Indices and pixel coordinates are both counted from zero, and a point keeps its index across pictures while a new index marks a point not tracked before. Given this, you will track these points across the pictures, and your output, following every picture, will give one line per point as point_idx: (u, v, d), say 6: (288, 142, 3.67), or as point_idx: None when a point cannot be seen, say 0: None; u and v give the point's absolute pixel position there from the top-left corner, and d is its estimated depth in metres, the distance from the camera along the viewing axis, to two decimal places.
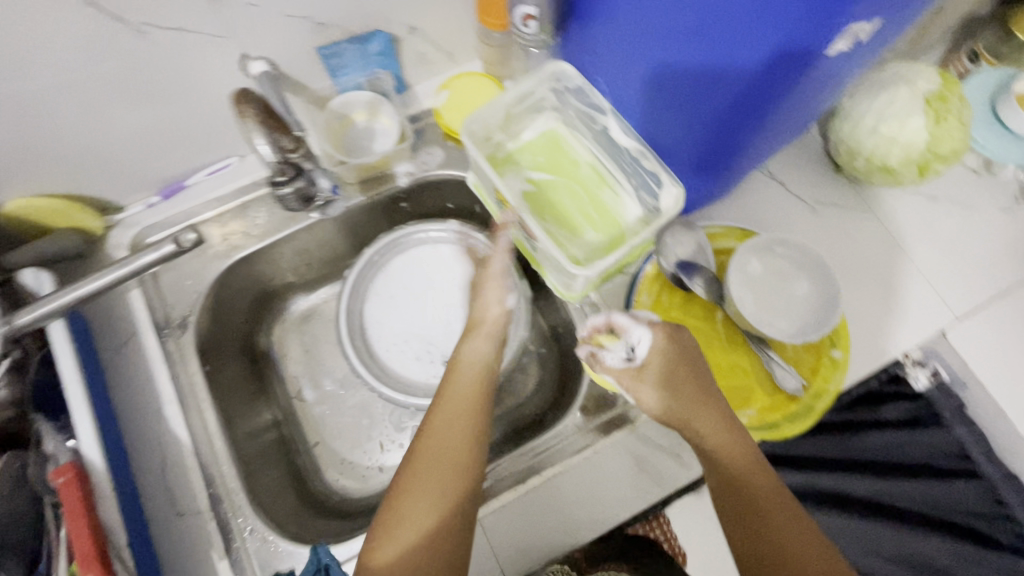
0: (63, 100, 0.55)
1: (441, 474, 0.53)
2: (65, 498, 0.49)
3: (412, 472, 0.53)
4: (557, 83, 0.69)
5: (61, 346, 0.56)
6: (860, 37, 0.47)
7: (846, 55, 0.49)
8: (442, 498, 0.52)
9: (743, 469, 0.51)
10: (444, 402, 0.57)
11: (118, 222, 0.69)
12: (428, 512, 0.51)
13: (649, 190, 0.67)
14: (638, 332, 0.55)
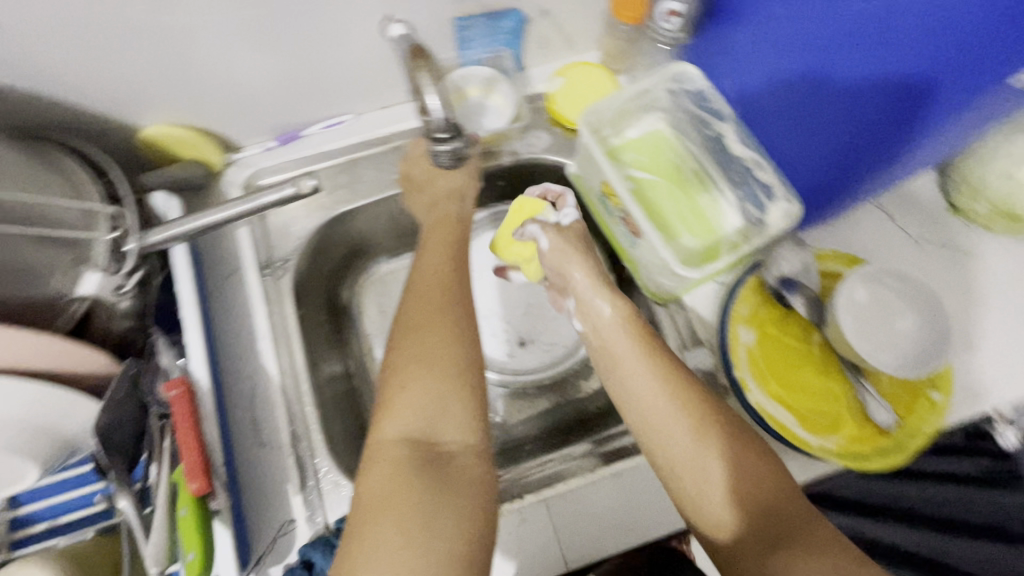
0: (213, 38, 0.57)
1: (439, 342, 0.51)
2: (177, 408, 0.52)
3: (405, 344, 0.52)
4: (676, 83, 0.68)
5: (182, 269, 0.60)
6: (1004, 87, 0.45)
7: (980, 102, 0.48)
8: (449, 358, 0.50)
9: (695, 398, 0.51)
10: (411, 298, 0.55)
11: (235, 162, 0.72)
12: (433, 376, 0.49)
13: (756, 202, 0.63)
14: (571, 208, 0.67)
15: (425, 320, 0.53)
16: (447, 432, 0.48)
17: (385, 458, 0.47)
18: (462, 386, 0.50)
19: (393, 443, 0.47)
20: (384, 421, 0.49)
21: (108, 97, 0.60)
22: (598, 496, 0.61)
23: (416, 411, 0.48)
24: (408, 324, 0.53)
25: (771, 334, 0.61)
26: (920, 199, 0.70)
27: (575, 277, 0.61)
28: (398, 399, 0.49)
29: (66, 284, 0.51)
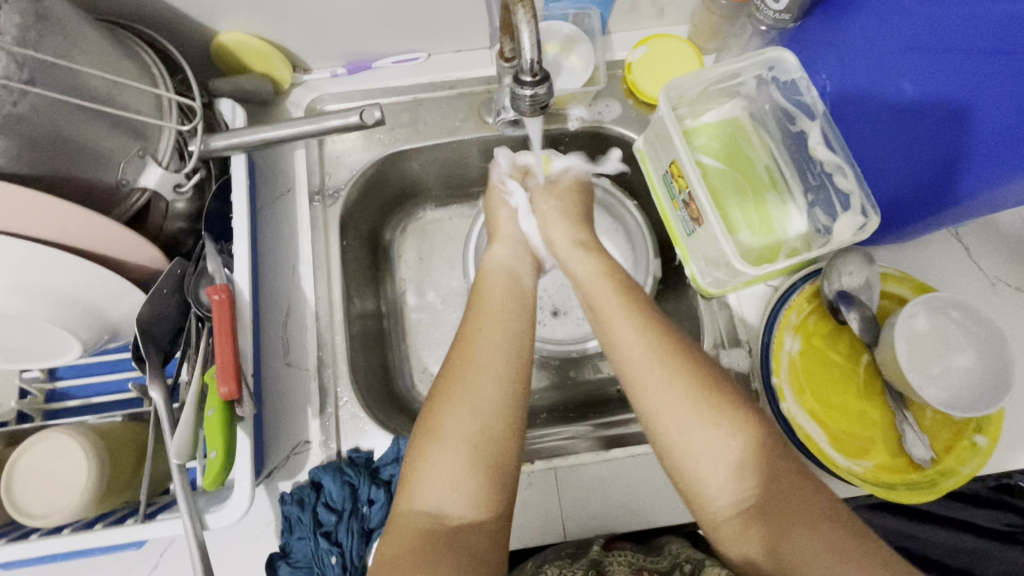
0: None
1: (463, 422, 0.49)
2: (216, 314, 0.53)
3: (436, 408, 0.50)
4: (767, 71, 0.64)
5: (239, 179, 0.60)
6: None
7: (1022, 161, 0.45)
8: (466, 455, 0.48)
9: (706, 389, 0.48)
10: (452, 374, 0.53)
11: (302, 83, 0.72)
12: (446, 465, 0.47)
13: (829, 209, 0.60)
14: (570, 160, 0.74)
15: (461, 387, 0.51)
16: (456, 501, 0.47)
17: (398, 521, 0.47)
18: (485, 464, 0.48)
19: (407, 516, 0.46)
20: (404, 495, 0.48)
21: None
22: (608, 474, 0.60)
23: (431, 482, 0.47)
24: (440, 392, 0.52)
25: (818, 347, 0.59)
26: (1005, 235, 0.65)
27: (558, 235, 0.66)
28: (424, 464, 0.48)
29: (129, 173, 0.51)
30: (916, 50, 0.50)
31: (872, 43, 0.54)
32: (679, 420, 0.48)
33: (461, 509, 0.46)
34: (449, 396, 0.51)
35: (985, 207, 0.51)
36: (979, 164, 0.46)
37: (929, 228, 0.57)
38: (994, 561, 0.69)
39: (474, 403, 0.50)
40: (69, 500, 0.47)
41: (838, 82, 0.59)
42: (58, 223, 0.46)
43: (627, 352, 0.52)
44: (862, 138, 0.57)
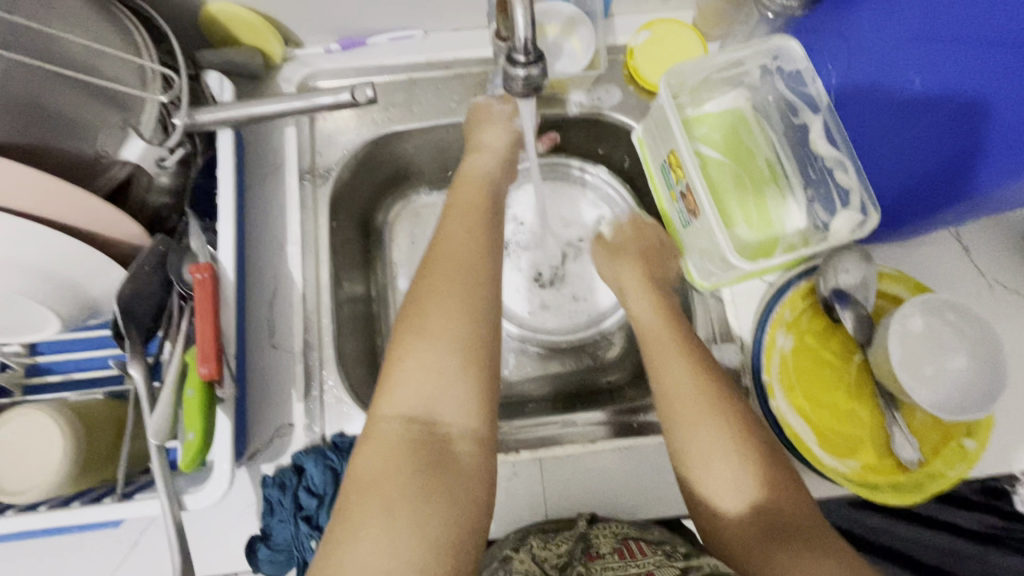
0: None
1: (445, 328, 0.49)
2: (198, 293, 0.51)
3: (418, 309, 0.50)
4: (772, 60, 0.62)
5: (226, 154, 0.58)
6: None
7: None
8: (450, 357, 0.48)
9: (737, 424, 0.51)
10: (432, 272, 0.53)
11: (295, 58, 0.70)
12: (430, 366, 0.47)
13: (828, 205, 0.59)
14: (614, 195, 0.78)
15: (440, 289, 0.51)
16: (440, 410, 0.47)
17: (379, 425, 0.46)
18: (470, 372, 0.48)
19: (390, 421, 0.46)
20: (383, 398, 0.47)
21: None
22: (594, 464, 0.60)
23: (411, 383, 0.47)
24: (421, 291, 0.51)
25: (810, 344, 0.58)
26: (1007, 237, 0.64)
27: (627, 277, 0.65)
28: (405, 364, 0.48)
29: (110, 145, 0.50)
30: (936, 31, 0.47)
31: (886, 31, 0.52)
32: (708, 450, 0.50)
33: (448, 416, 0.46)
34: (428, 302, 0.50)
35: (1005, 200, 0.48)
36: (1000, 154, 0.43)
37: (939, 224, 0.55)
38: (975, 563, 0.69)
39: (449, 312, 0.50)
40: (42, 478, 0.46)
41: (848, 72, 0.57)
42: (33, 195, 0.45)
43: (665, 376, 0.54)
44: (874, 128, 0.55)
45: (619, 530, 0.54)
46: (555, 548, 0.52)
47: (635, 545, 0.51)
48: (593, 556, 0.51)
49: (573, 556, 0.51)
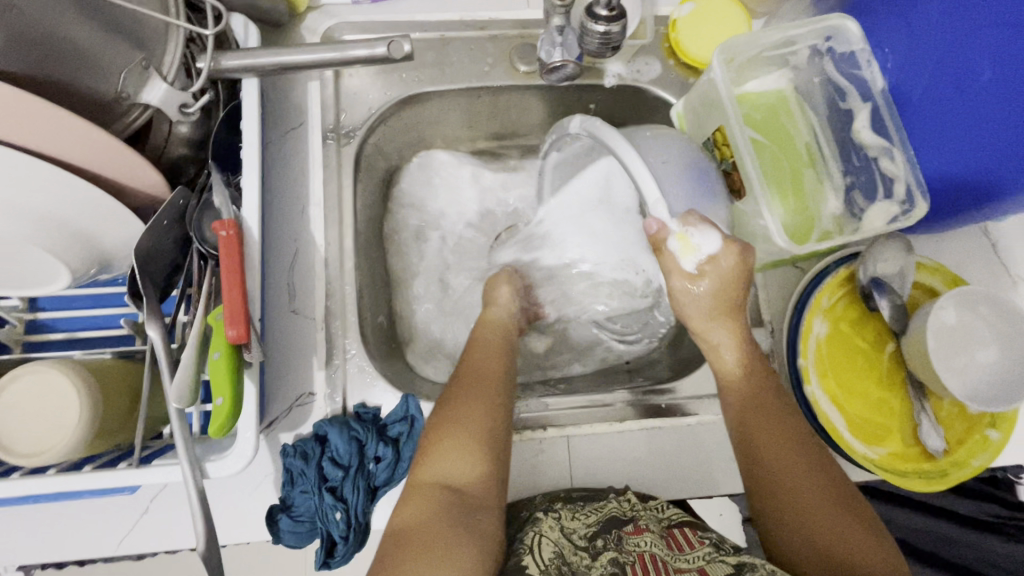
0: None
1: (483, 400, 0.53)
2: (224, 251, 0.48)
3: (460, 378, 0.55)
4: (824, 41, 0.60)
5: (251, 104, 0.54)
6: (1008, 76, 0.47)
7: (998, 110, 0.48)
8: (481, 429, 0.51)
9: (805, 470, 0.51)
10: (476, 346, 0.59)
11: (320, 7, 0.65)
12: (465, 438, 0.50)
13: (869, 192, 0.57)
14: (706, 240, 0.51)
15: (473, 355, 0.58)
16: (468, 472, 0.49)
17: (423, 481, 0.49)
18: (492, 444, 0.51)
19: (428, 484, 0.48)
20: (421, 461, 0.50)
21: None
22: (621, 442, 0.60)
23: (459, 438, 0.50)
24: (466, 360, 0.57)
25: (844, 332, 0.58)
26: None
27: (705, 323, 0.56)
28: (445, 429, 0.51)
29: (131, 86, 0.46)
30: (926, 37, 0.53)
31: (961, 12, 0.49)
32: (784, 497, 0.50)
33: (479, 481, 0.49)
34: (467, 369, 0.56)
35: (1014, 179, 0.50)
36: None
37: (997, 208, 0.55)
38: (968, 549, 0.72)
39: (491, 371, 0.56)
40: (60, 439, 0.43)
41: (900, 60, 0.56)
42: (51, 136, 0.41)
43: (739, 416, 0.54)
44: (954, 114, 0.52)
45: (668, 519, 0.55)
46: (583, 519, 0.53)
47: (683, 535, 0.53)
48: (637, 530, 0.52)
49: (604, 526, 0.53)
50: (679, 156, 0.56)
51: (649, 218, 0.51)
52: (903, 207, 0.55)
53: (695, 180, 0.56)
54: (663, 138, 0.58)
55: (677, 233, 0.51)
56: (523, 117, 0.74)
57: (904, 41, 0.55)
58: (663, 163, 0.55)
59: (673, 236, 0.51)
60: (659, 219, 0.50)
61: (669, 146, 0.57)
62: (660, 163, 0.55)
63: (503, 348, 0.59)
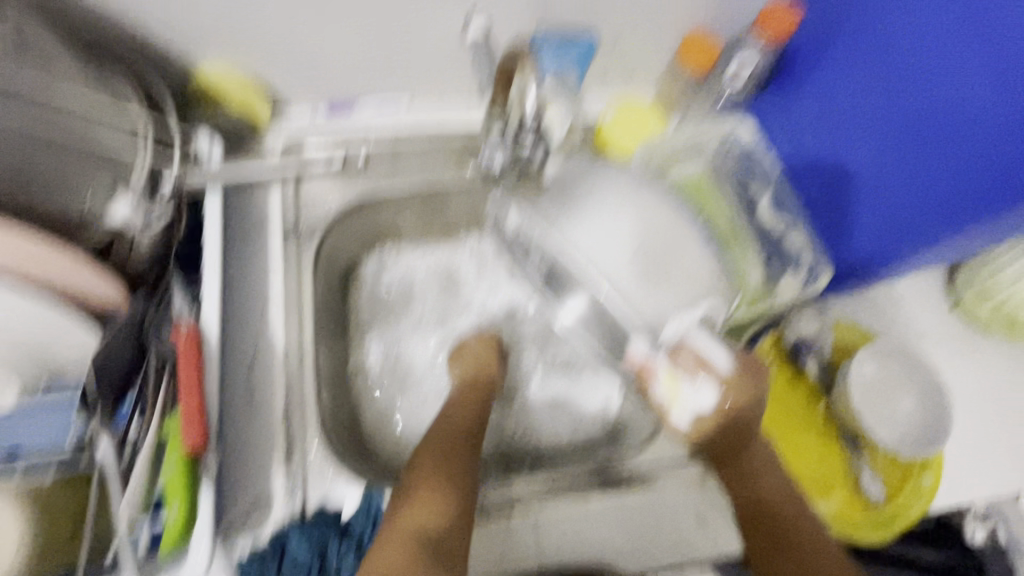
0: None
1: (457, 453, 0.59)
2: (181, 355, 0.51)
3: (433, 434, 0.61)
4: (727, 141, 0.71)
5: (215, 212, 0.58)
6: (901, 153, 0.52)
7: (900, 181, 0.53)
8: (454, 479, 0.56)
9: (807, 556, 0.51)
10: (444, 408, 0.65)
11: (281, 123, 0.72)
12: (440, 486, 0.55)
13: (782, 261, 0.64)
14: (700, 387, 0.52)
15: (443, 415, 0.64)
16: (444, 525, 0.52)
17: (396, 530, 0.52)
18: (462, 497, 0.56)
19: (404, 532, 0.52)
20: (398, 514, 0.53)
21: (174, 25, 0.58)
22: (588, 521, 0.60)
23: (435, 488, 0.55)
24: (438, 420, 0.63)
25: (777, 394, 0.63)
26: (930, 291, 0.72)
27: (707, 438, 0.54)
28: (424, 480, 0.56)
29: (95, 204, 0.49)
30: (826, 124, 0.60)
31: (852, 101, 0.57)
32: None
33: (450, 531, 0.53)
34: (439, 427, 0.62)
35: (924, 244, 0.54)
36: (983, 195, 0.47)
37: (911, 264, 0.60)
38: None
39: (465, 431, 0.62)
40: None
41: (809, 145, 0.63)
42: (16, 260, 0.44)
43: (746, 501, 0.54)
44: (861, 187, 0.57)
45: None
46: None
47: None
48: None
49: None
50: (638, 244, 0.57)
51: (632, 354, 0.55)
52: (809, 276, 0.62)
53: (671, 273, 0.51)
54: None
55: (663, 372, 0.53)
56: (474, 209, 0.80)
57: (809, 129, 0.62)
58: None
59: (660, 377, 0.54)
60: (638, 354, 0.54)
61: (627, 231, 0.58)
62: (621, 255, 0.57)
63: (477, 412, 0.64)
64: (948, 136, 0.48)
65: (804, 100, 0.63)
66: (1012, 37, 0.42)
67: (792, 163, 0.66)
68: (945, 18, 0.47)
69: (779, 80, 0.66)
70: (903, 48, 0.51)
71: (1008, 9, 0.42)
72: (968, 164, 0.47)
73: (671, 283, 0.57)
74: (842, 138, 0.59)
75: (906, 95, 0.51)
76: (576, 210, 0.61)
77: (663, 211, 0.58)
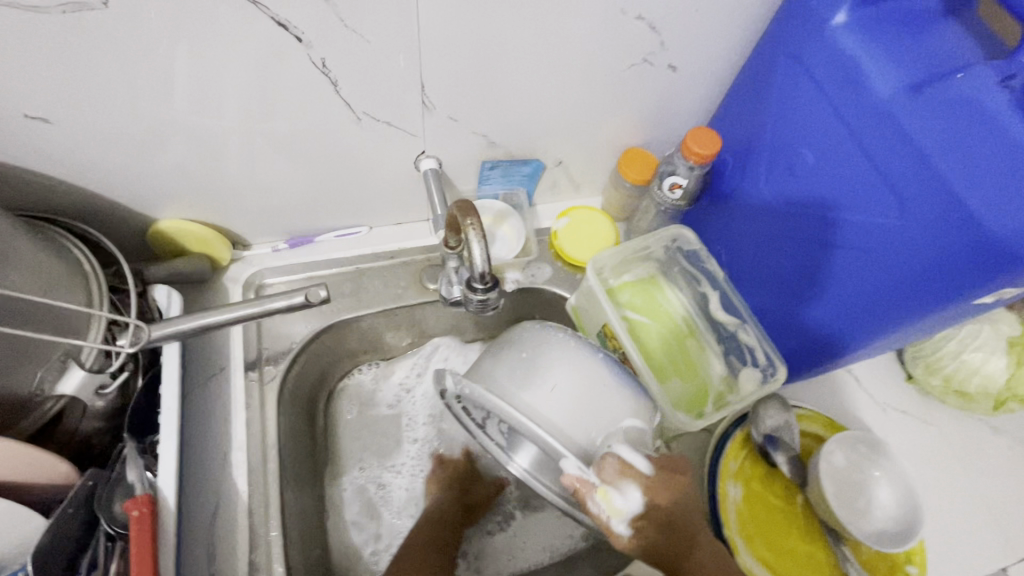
0: (243, 147, 0.60)
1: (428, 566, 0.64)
2: (135, 533, 0.46)
3: (408, 544, 0.67)
4: (673, 242, 0.73)
5: (172, 366, 0.57)
6: (832, 259, 0.56)
7: (835, 284, 0.56)
8: None
9: None
10: (423, 518, 0.70)
11: (242, 258, 0.73)
12: None
13: (741, 356, 0.67)
14: (632, 495, 0.49)
15: (419, 527, 0.69)
16: None
17: None
18: None
19: None
20: None
21: (133, 186, 0.60)
22: None
23: None
24: (415, 532, 0.69)
25: (756, 491, 0.63)
26: (884, 367, 0.75)
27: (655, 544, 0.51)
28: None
29: (47, 382, 0.48)
30: (765, 231, 0.64)
31: (782, 212, 0.61)
32: None
33: None
34: (416, 538, 0.67)
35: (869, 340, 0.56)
36: (889, 304, 0.51)
37: (864, 355, 0.62)
38: None
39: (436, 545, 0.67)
40: None
41: (752, 249, 0.67)
42: None
43: None
44: (802, 289, 0.60)
45: None
46: None
47: None
48: None
49: None
50: (566, 376, 0.54)
51: (565, 473, 0.50)
52: (767, 371, 0.64)
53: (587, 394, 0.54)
54: (540, 351, 0.56)
55: (597, 487, 0.49)
56: (440, 321, 0.81)
57: (751, 234, 0.66)
58: (552, 388, 0.53)
59: (596, 492, 0.49)
60: (571, 473, 0.49)
61: (552, 363, 0.55)
62: (547, 392, 0.53)
63: (448, 525, 0.70)
64: (859, 249, 0.53)
65: (740, 209, 0.67)
66: (905, 174, 0.47)
67: (739, 263, 0.70)
68: (850, 150, 0.52)
69: (717, 189, 0.71)
70: (820, 169, 0.56)
71: (901, 150, 0.47)
72: (876, 276, 0.52)
73: (603, 410, 0.54)
74: (780, 244, 0.62)
75: (823, 208, 0.56)
76: (503, 354, 0.57)
77: (581, 340, 0.58)
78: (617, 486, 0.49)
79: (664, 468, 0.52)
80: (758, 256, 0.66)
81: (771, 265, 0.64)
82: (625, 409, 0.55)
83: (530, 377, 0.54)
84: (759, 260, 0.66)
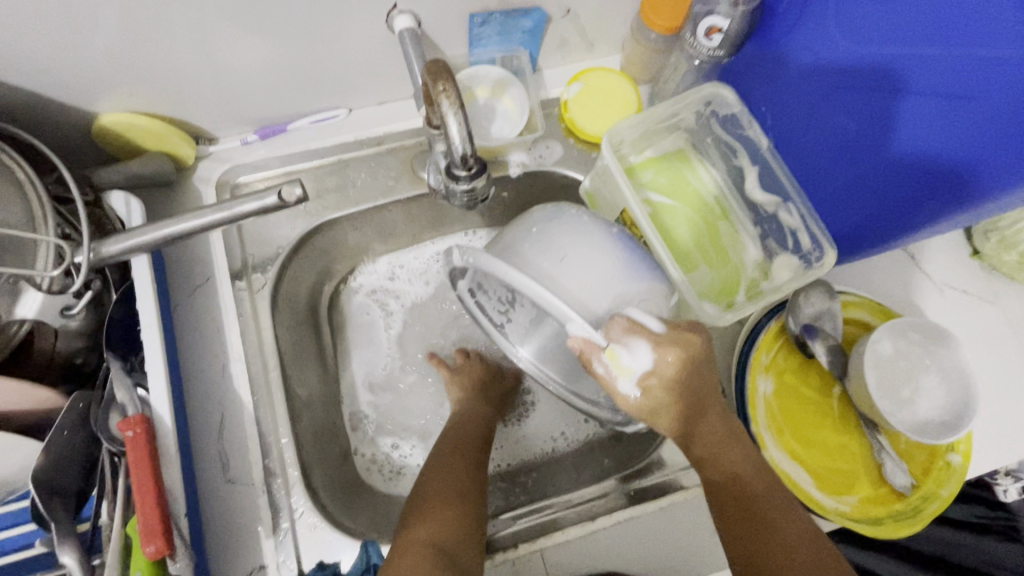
0: (174, 16, 0.49)
1: (464, 462, 0.60)
2: (133, 454, 0.45)
3: (444, 452, 0.61)
4: (706, 106, 0.60)
5: (143, 282, 0.51)
6: (923, 106, 0.45)
7: (918, 139, 0.45)
8: (458, 484, 0.56)
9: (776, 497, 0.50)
10: (453, 424, 0.66)
11: (209, 155, 0.64)
12: (446, 495, 0.55)
13: (782, 238, 0.58)
14: (641, 352, 0.45)
15: (448, 434, 0.64)
16: (447, 529, 0.51)
17: (414, 543, 0.50)
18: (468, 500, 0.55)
19: (420, 545, 0.50)
20: (421, 525, 0.52)
21: (56, 75, 0.51)
22: (599, 545, 0.57)
23: (450, 498, 0.55)
24: (444, 444, 0.63)
25: (790, 384, 0.59)
26: (945, 241, 0.66)
27: (665, 406, 0.47)
28: (439, 496, 0.55)
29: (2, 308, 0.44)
30: (825, 81, 0.52)
31: (858, 51, 0.49)
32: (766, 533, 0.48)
33: (454, 532, 0.51)
34: (449, 445, 0.62)
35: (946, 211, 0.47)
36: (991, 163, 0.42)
37: (920, 237, 0.53)
38: (969, 551, 0.78)
39: (466, 442, 0.63)
40: None
41: (805, 105, 0.55)
42: None
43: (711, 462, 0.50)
44: (870, 149, 0.49)
45: None
46: None
47: None
48: None
49: None
50: (577, 246, 0.51)
51: (571, 336, 0.46)
52: (812, 255, 0.55)
53: (603, 266, 0.50)
54: (553, 226, 0.52)
55: (604, 347, 0.45)
56: (440, 215, 0.73)
57: (807, 88, 0.54)
58: (562, 259, 0.50)
59: (603, 353, 0.45)
60: (578, 336, 0.44)
61: (562, 235, 0.51)
62: (557, 262, 0.50)
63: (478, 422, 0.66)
64: (964, 89, 0.42)
65: (798, 55, 0.55)
66: None
67: (784, 127, 0.58)
68: None
69: (765, 37, 0.58)
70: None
71: None
72: (983, 122, 0.42)
73: (616, 281, 0.50)
74: (847, 94, 0.51)
75: (916, 41, 0.44)
76: (513, 232, 0.54)
77: (595, 217, 0.53)
78: (623, 344, 0.45)
79: (677, 328, 0.47)
80: (810, 115, 0.54)
81: (830, 123, 0.53)
82: (640, 279, 0.50)
83: (541, 248, 0.51)
84: (812, 120, 0.54)
